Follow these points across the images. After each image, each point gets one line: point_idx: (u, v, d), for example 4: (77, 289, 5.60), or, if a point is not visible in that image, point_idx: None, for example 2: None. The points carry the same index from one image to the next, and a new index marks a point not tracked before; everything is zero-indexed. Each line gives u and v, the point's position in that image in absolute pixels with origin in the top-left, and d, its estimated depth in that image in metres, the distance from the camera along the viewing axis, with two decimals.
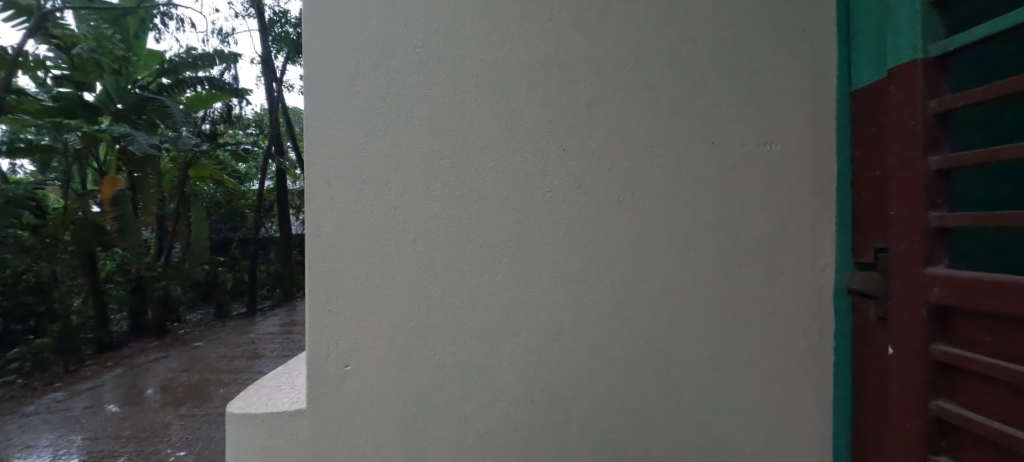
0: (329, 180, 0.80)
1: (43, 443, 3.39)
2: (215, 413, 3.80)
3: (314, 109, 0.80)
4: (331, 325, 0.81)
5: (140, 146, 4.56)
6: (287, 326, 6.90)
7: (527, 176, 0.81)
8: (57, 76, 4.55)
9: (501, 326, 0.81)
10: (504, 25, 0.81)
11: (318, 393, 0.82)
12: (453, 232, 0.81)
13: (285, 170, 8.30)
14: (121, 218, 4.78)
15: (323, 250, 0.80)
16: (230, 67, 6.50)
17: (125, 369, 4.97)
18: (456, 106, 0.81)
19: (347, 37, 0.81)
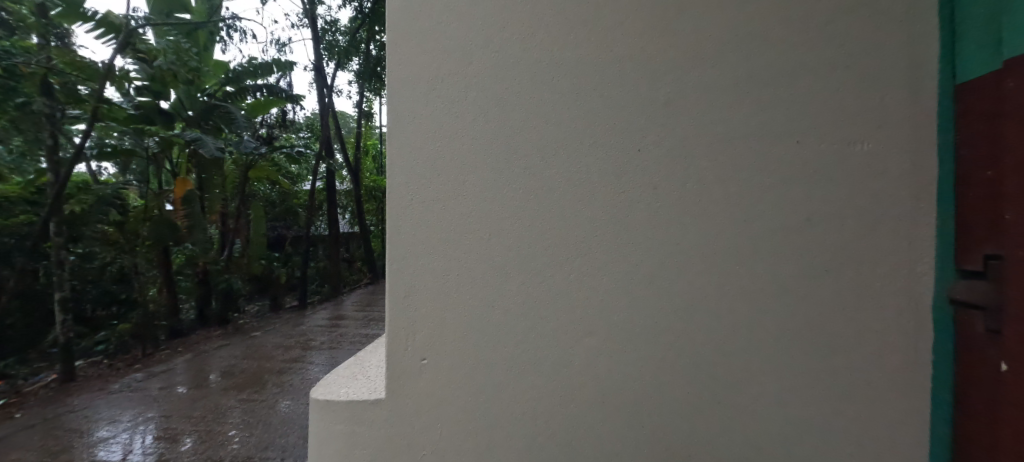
0: (407, 180, 0.85)
1: (125, 418, 3.78)
2: (270, 400, 4.02)
3: (396, 114, 0.85)
4: (408, 318, 0.85)
5: (208, 149, 5.16)
6: (335, 319, 7.26)
7: (600, 177, 0.82)
8: (138, 86, 5.09)
9: (571, 324, 0.82)
10: (579, 25, 0.82)
11: (396, 384, 0.86)
12: (524, 232, 0.83)
13: (334, 171, 8.82)
14: (191, 215, 5.44)
15: (403, 250, 0.85)
16: (285, 75, 7.01)
17: (193, 355, 5.47)
18: (530, 109, 0.83)
19: (427, 44, 0.85)
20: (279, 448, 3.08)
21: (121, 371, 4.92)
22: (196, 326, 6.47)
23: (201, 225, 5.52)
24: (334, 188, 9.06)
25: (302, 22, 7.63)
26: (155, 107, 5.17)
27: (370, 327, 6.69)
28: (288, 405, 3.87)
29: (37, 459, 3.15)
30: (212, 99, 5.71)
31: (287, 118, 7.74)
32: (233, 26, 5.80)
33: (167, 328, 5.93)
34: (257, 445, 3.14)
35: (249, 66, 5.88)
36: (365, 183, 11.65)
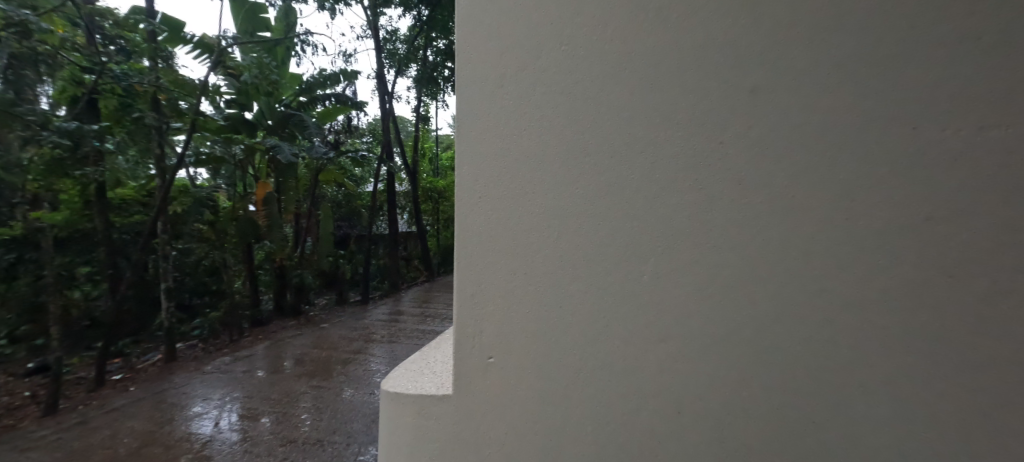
0: (477, 178, 0.87)
1: (215, 397, 4.20)
2: (336, 388, 4.27)
3: (467, 114, 0.88)
4: (477, 315, 0.87)
5: (285, 155, 5.78)
6: (395, 314, 7.60)
7: (675, 173, 0.80)
8: (228, 100, 5.67)
9: (642, 323, 0.81)
10: (654, 20, 0.81)
11: (464, 379, 0.88)
12: (594, 229, 0.83)
13: (394, 173, 9.26)
14: (269, 215, 6.14)
15: (474, 245, 0.87)
16: (351, 84, 7.48)
17: (270, 342, 5.97)
18: (603, 105, 0.83)
19: (497, 45, 0.88)
20: (345, 433, 3.27)
21: (211, 355, 5.48)
22: (273, 316, 7.08)
23: (278, 225, 6.22)
24: (393, 190, 9.55)
25: (366, 33, 8.10)
26: (239, 118, 5.77)
27: (427, 323, 6.93)
28: (352, 394, 4.09)
29: (146, 429, 3.59)
30: (288, 109, 6.41)
31: (352, 124, 8.27)
32: (306, 41, 6.29)
33: (249, 317, 6.55)
34: (326, 429, 3.36)
35: (318, 77, 6.60)
36: (422, 185, 12.13)
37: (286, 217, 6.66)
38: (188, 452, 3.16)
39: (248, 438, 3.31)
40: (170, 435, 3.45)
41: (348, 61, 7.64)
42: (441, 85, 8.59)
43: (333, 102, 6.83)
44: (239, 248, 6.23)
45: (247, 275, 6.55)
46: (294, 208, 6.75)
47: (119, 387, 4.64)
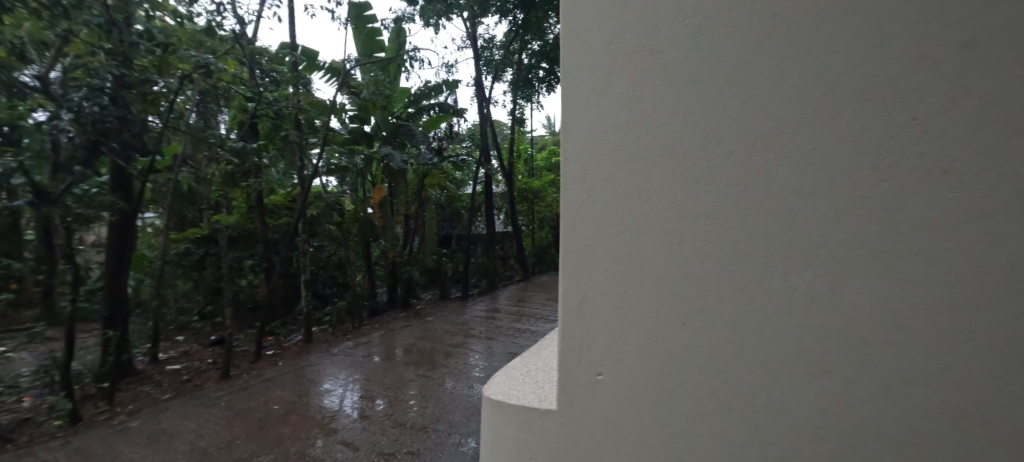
0: (581, 223, 1.13)
1: (341, 376, 4.75)
2: (439, 378, 4.52)
3: (573, 171, 1.14)
4: (584, 338, 1.11)
5: (397, 162, 6.35)
6: (492, 312, 7.83)
7: (753, 219, 0.92)
8: (352, 117, 6.44)
9: (724, 349, 0.95)
10: (729, 85, 0.96)
11: (571, 393, 1.12)
12: (678, 266, 0.99)
13: (492, 175, 9.60)
14: (384, 218, 6.88)
15: (580, 277, 1.12)
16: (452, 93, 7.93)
17: (384, 331, 6.58)
18: (683, 161, 1.00)
19: (596, 115, 1.12)
20: (446, 424, 3.41)
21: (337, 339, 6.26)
22: (387, 307, 7.85)
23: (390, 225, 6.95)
24: (491, 192, 9.93)
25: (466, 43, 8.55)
26: (361, 132, 6.48)
27: (523, 321, 7.01)
28: (453, 386, 4.27)
29: (288, 399, 4.19)
30: (399, 120, 7.03)
31: (454, 130, 8.77)
32: (414, 57, 6.82)
33: (368, 307, 7.34)
34: (430, 416, 3.55)
35: (425, 89, 7.15)
36: (519, 186, 12.41)
37: (397, 219, 7.32)
38: (318, 423, 3.59)
39: (365, 417, 3.64)
40: (304, 408, 3.95)
41: (450, 72, 8.14)
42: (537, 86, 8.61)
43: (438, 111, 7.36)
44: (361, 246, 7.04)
45: (366, 270, 7.34)
46: (404, 210, 7.38)
47: (270, 360, 5.52)
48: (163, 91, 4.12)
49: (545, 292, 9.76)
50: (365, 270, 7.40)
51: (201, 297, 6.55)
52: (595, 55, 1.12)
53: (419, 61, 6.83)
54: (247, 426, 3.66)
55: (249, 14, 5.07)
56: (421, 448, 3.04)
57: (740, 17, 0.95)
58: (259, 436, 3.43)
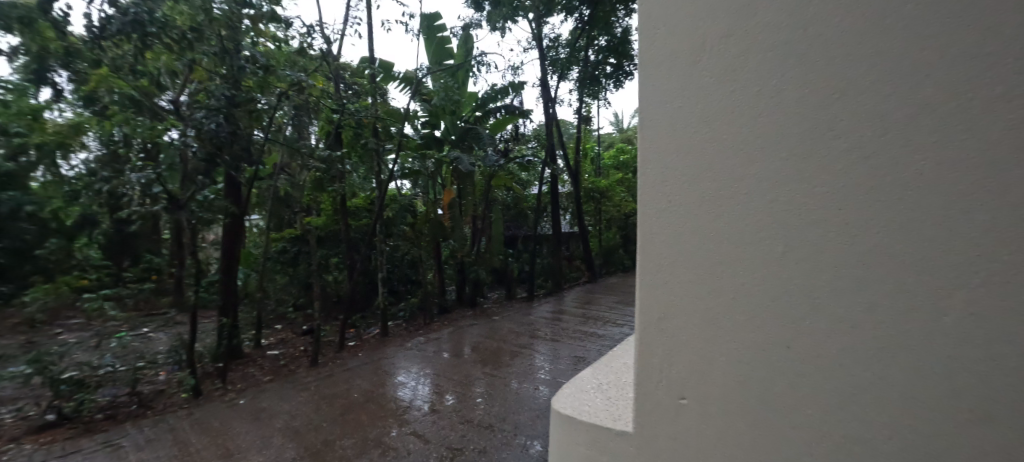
0: (664, 254, 1.24)
1: (414, 370, 5.04)
2: (505, 378, 4.62)
3: (655, 205, 1.26)
4: (670, 364, 1.23)
5: (465, 165, 6.58)
6: (558, 313, 7.82)
7: (835, 262, 0.98)
8: (424, 123, 6.80)
9: (809, 383, 1.02)
10: (809, 131, 1.03)
11: (661, 415, 1.24)
12: (761, 300, 1.08)
13: (558, 175, 9.61)
14: (453, 219, 7.20)
15: (664, 304, 1.24)
16: (517, 94, 8.07)
17: (454, 328, 6.89)
18: (765, 200, 1.09)
19: (677, 154, 1.24)
20: (513, 424, 3.48)
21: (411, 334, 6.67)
22: (457, 305, 8.21)
23: (459, 226, 7.28)
24: (557, 192, 9.96)
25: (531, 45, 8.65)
26: (431, 136, 6.79)
27: (589, 324, 6.91)
28: (517, 386, 4.34)
29: (367, 388, 4.56)
30: (467, 123, 7.29)
31: (519, 131, 8.90)
32: (481, 61, 6.99)
33: (439, 304, 7.75)
34: (498, 415, 3.65)
35: (491, 92, 7.35)
36: (585, 185, 12.28)
37: (466, 220, 7.62)
38: (394, 413, 3.86)
39: (436, 411, 3.84)
40: (381, 398, 4.25)
41: (516, 75, 8.28)
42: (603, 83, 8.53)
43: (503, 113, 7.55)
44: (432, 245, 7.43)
45: (437, 269, 7.74)
46: (472, 211, 7.64)
47: (353, 351, 6.04)
48: (264, 108, 4.72)
49: (613, 294, 9.56)
50: (436, 269, 7.80)
51: (295, 291, 7.34)
52: (671, 104, 1.25)
53: (485, 65, 7.08)
54: (333, 410, 4.04)
55: (332, 32, 5.62)
56: (488, 446, 3.14)
57: (812, 68, 1.03)
58: (341, 422, 3.75)
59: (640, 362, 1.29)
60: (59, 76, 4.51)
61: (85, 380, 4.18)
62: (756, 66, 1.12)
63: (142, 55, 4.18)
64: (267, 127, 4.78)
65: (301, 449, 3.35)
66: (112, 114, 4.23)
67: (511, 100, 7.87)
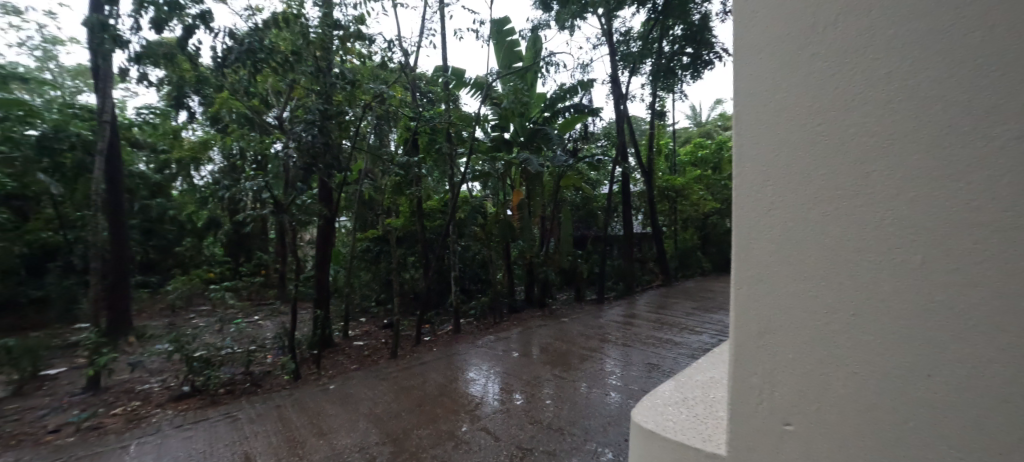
0: (761, 262, 1.13)
1: (485, 367, 5.30)
2: (573, 380, 4.69)
3: (752, 207, 1.15)
4: (769, 385, 1.11)
5: (534, 166, 6.74)
6: (629, 318, 7.66)
7: (986, 278, 0.82)
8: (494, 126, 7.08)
9: (952, 421, 0.86)
10: (951, 120, 0.87)
11: (760, 441, 1.13)
12: (884, 320, 0.93)
13: (629, 174, 9.46)
14: (523, 219, 7.40)
15: (760, 319, 1.13)
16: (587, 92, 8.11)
17: (522, 328, 7.07)
18: (889, 204, 0.93)
19: (778, 150, 1.12)
20: (583, 428, 3.53)
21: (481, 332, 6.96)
22: (525, 306, 8.41)
23: (529, 226, 7.45)
24: (629, 191, 9.80)
25: (602, 41, 8.62)
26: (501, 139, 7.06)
27: (662, 331, 6.69)
28: (587, 390, 4.36)
29: (442, 382, 4.89)
30: (536, 125, 7.51)
31: (589, 130, 8.85)
32: (549, 62, 7.14)
33: (508, 303, 8.00)
34: (567, 419, 3.72)
35: (561, 92, 7.47)
36: (659, 184, 11.86)
37: (535, 222, 7.79)
38: (466, 407, 4.11)
39: (507, 408, 4.03)
40: (455, 392, 4.55)
41: (585, 73, 8.31)
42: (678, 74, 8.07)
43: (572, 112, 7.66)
44: (500, 245, 7.71)
45: (506, 269, 7.99)
46: (541, 212, 7.77)
47: (428, 346, 6.48)
48: (352, 119, 5.28)
49: (689, 300, 9.11)
50: (506, 269, 8.04)
51: (377, 287, 8.08)
52: (772, 94, 1.13)
53: (555, 65, 7.18)
54: (411, 400, 4.40)
55: (410, 45, 6.07)
56: (558, 449, 3.24)
57: (965, 44, 0.86)
58: (419, 412, 4.07)
59: (737, 380, 1.18)
60: (193, 101, 5.36)
61: (211, 359, 5.00)
62: (892, 43, 0.96)
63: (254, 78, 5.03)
64: (354, 137, 5.33)
65: (383, 435, 3.66)
66: (233, 130, 5.41)
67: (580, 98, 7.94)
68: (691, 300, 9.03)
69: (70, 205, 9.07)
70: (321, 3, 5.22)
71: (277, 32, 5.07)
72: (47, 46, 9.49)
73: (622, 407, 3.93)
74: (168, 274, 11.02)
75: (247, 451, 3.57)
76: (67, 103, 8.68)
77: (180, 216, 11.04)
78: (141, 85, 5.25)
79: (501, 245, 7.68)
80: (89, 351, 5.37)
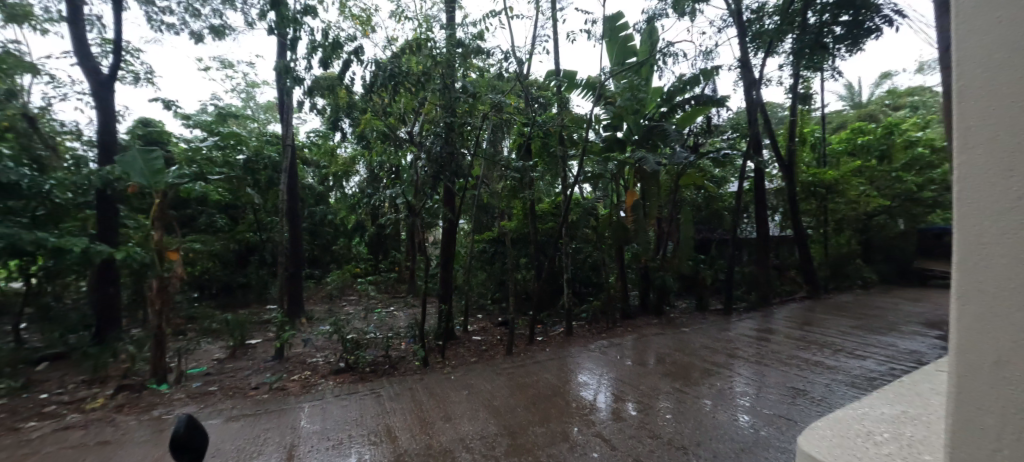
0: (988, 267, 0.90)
1: (598, 372, 5.38)
2: (695, 396, 4.45)
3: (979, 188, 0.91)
4: None
5: (651, 165, 6.56)
6: (763, 333, 6.92)
7: None
8: (606, 127, 7.08)
9: None
10: None
11: None
12: None
13: (763, 168, 8.58)
14: (637, 221, 7.22)
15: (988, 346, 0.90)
16: (709, 82, 7.62)
17: (637, 336, 6.92)
18: None
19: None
20: (710, 451, 3.32)
21: (594, 336, 7.05)
22: (640, 312, 8.23)
23: (643, 228, 7.20)
24: (763, 189, 8.92)
25: (727, 24, 8.02)
26: (613, 138, 7.04)
27: (805, 351, 5.88)
28: (711, 408, 4.09)
29: (555, 383, 5.09)
30: (652, 122, 7.37)
31: (712, 123, 8.21)
32: (668, 54, 6.89)
33: (622, 309, 7.95)
34: (689, 439, 3.52)
35: (680, 84, 7.18)
36: (801, 178, 10.43)
37: (651, 224, 7.57)
38: (580, 411, 4.22)
39: (621, 417, 4.05)
40: (568, 394, 4.72)
41: (709, 60, 7.81)
42: (829, 47, 6.84)
43: (693, 104, 7.33)
44: (612, 247, 7.68)
45: (619, 273, 7.91)
46: (658, 214, 7.48)
47: (541, 345, 6.79)
48: (473, 130, 5.81)
49: (843, 317, 7.80)
50: (619, 273, 7.91)
51: (493, 286, 8.76)
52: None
53: (673, 55, 6.93)
54: (526, 398, 4.68)
55: (524, 54, 6.42)
56: None
57: None
58: (534, 410, 4.30)
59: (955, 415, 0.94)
60: (345, 123, 6.48)
61: (360, 342, 5.97)
62: None
63: (395, 99, 5.85)
64: (475, 146, 5.88)
65: (501, 427, 3.93)
66: (377, 145, 6.25)
67: (702, 88, 7.53)
68: (845, 317, 7.76)
69: (263, 211, 11.54)
70: (448, 26, 5.88)
71: (410, 56, 5.84)
72: (247, 88, 12.26)
73: (758, 434, 3.54)
74: (327, 268, 13.28)
75: (388, 424, 4.17)
76: (263, 133, 11.20)
77: (336, 220, 13.21)
78: (312, 114, 6.52)
79: (614, 247, 7.64)
80: (277, 328, 6.80)
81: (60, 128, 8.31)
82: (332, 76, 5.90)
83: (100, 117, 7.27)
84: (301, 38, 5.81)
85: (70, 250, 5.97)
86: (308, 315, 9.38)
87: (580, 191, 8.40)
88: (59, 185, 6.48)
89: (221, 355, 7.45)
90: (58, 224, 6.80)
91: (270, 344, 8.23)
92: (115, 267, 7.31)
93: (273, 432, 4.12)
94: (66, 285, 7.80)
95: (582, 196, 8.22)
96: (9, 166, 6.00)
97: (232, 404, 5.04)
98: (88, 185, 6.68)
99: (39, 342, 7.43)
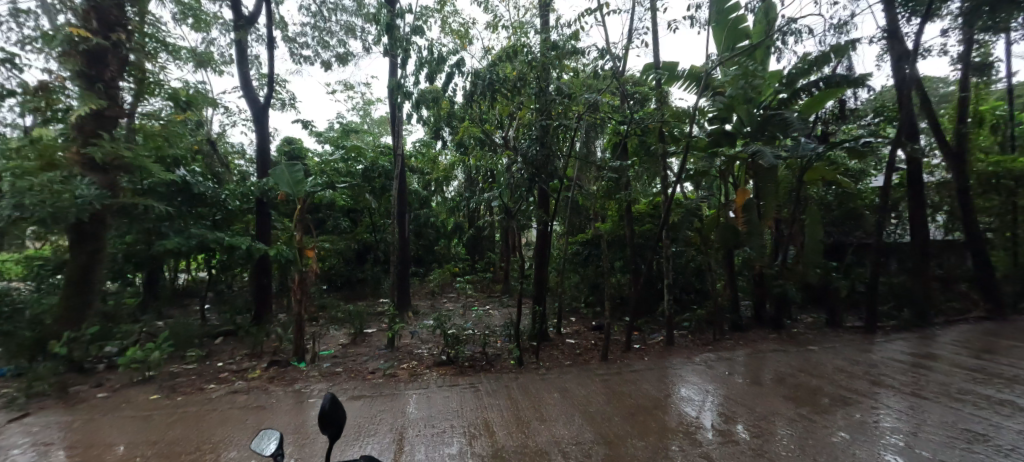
0: None
1: (702, 388, 4.91)
2: (828, 426, 3.79)
3: None
4: None
5: (769, 159, 5.75)
6: (921, 358, 5.70)
7: None
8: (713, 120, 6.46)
9: None
10: None
11: None
12: None
13: (920, 157, 7.07)
14: (750, 222, 6.47)
15: None
16: (844, 59, 6.51)
17: (751, 351, 6.19)
18: None
19: None
20: None
21: (699, 348, 6.49)
22: (755, 324, 7.39)
23: (758, 232, 6.43)
24: (920, 183, 7.36)
25: None
26: (721, 132, 6.48)
27: (985, 385, 4.67)
28: (845, 441, 3.46)
29: (655, 395, 4.77)
30: (768, 111, 6.61)
31: (846, 107, 7.01)
32: (790, 31, 6.02)
33: (732, 320, 7.20)
34: None
35: (805, 64, 6.22)
36: (977, 168, 8.38)
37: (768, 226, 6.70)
38: (683, 428, 3.87)
39: (732, 438, 3.63)
40: (670, 408, 4.38)
41: (842, 34, 6.68)
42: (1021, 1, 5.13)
43: (822, 87, 6.34)
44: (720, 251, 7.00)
45: (730, 280, 7.18)
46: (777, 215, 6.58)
47: (638, 353, 6.45)
48: (568, 131, 5.70)
49: None
50: (729, 280, 7.17)
51: (587, 290, 8.63)
52: None
53: (794, 33, 6.07)
54: (623, 407, 4.45)
55: (620, 50, 6.16)
56: None
57: None
58: (632, 422, 4.07)
59: None
60: (445, 132, 6.85)
61: (459, 337, 6.26)
62: None
63: (493, 104, 6.03)
64: (570, 148, 5.81)
65: (599, 435, 3.78)
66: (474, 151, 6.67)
67: (833, 68, 6.49)
68: None
69: (378, 215, 12.86)
70: (542, 30, 5.86)
71: (506, 64, 5.94)
72: (364, 106, 13.74)
73: None
74: (430, 267, 14.20)
75: (486, 418, 4.29)
76: (377, 145, 12.47)
77: (437, 222, 14.10)
78: (417, 125, 7.02)
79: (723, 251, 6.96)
80: (390, 321, 7.50)
81: (231, 149, 10.20)
82: (435, 89, 6.26)
83: (258, 137, 8.72)
84: (410, 57, 6.31)
85: (239, 247, 7.27)
86: (414, 309, 10.16)
87: (682, 190, 7.80)
88: (231, 194, 7.99)
89: (344, 341, 8.41)
90: (230, 226, 8.33)
91: (382, 334, 9.08)
92: (268, 262, 8.73)
93: (386, 414, 4.51)
94: (233, 275, 9.52)
95: (684, 196, 7.63)
96: (199, 180, 7.52)
97: (353, 384, 5.65)
98: (249, 195, 8.08)
99: (216, 320, 9.22)
